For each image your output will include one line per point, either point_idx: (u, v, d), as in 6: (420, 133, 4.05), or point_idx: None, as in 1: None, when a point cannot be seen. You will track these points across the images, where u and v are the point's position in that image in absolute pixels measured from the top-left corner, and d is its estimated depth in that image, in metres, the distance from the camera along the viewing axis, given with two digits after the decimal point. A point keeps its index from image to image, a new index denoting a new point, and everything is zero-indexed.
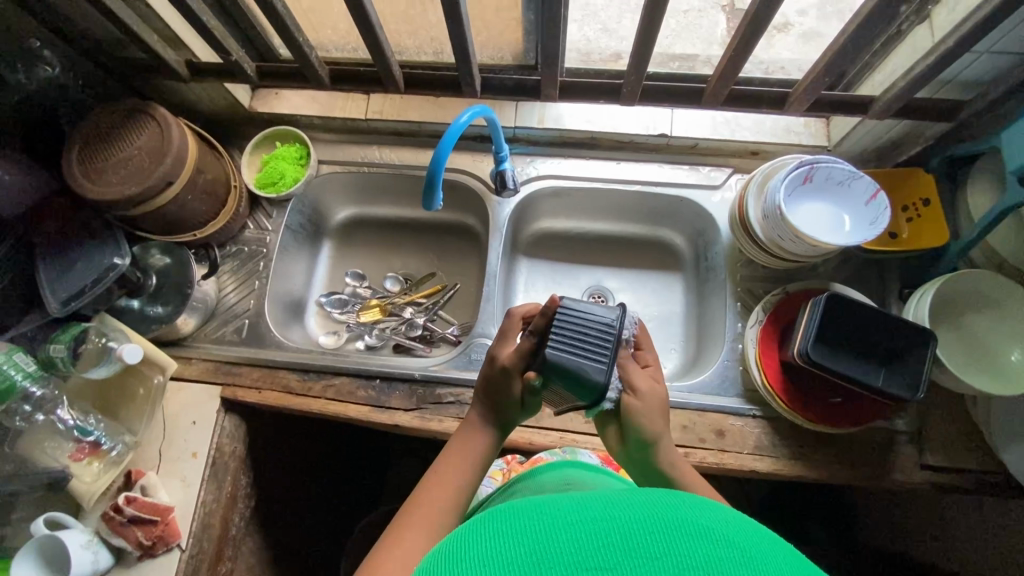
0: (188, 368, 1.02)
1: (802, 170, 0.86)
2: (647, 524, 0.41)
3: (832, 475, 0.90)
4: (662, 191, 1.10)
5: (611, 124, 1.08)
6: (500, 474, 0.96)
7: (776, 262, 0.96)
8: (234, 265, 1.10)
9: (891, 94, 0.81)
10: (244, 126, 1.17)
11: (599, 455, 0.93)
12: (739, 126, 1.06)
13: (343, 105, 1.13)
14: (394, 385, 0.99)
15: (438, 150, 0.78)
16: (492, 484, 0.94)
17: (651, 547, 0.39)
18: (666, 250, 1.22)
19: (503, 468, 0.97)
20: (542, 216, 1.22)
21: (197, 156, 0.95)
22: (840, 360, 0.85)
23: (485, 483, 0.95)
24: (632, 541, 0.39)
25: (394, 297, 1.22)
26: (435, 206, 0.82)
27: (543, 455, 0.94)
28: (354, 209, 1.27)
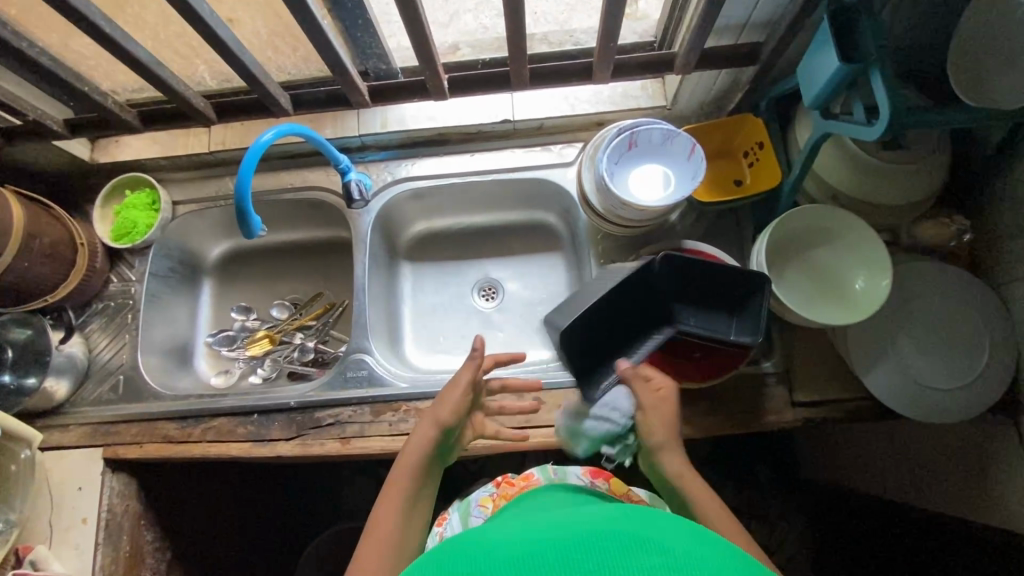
0: (67, 435, 1.01)
1: (624, 135, 0.87)
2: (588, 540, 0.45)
3: (708, 429, 0.92)
4: (518, 176, 1.10)
5: (455, 118, 1.07)
6: (490, 501, 0.93)
7: (624, 231, 0.96)
8: (103, 321, 1.08)
9: (685, 48, 0.81)
10: (92, 180, 1.14)
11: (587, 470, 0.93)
12: (578, 100, 1.05)
13: (185, 142, 1.10)
14: (273, 417, 0.98)
15: (239, 175, 0.77)
16: (481, 515, 0.91)
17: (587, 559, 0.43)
18: (544, 232, 1.23)
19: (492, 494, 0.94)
20: (415, 218, 1.22)
21: (27, 221, 0.93)
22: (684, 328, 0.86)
23: (476, 512, 0.92)
24: (571, 553, 0.44)
25: (283, 325, 1.21)
26: (255, 232, 0.81)
27: (533, 472, 0.93)
28: (229, 242, 1.25)
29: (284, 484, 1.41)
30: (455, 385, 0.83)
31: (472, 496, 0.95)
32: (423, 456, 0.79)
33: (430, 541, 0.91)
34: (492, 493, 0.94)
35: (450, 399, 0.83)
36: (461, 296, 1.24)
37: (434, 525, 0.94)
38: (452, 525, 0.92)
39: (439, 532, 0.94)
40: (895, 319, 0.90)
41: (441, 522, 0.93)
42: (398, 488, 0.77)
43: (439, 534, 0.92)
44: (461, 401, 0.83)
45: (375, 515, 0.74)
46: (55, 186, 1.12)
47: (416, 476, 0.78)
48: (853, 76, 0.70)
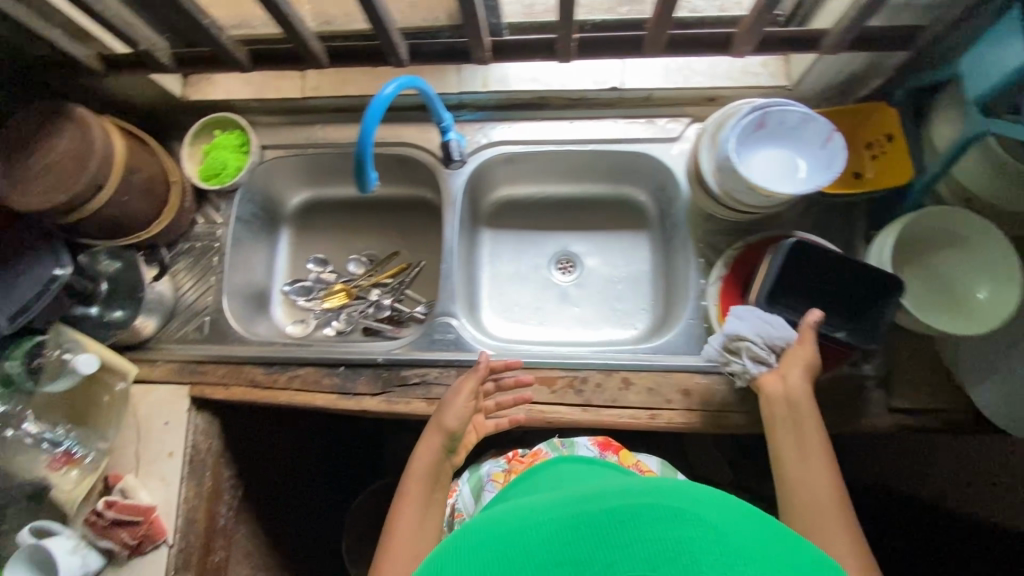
0: (154, 370, 1.02)
1: (755, 115, 0.82)
2: (624, 513, 0.41)
3: None
4: (618, 148, 1.05)
5: (560, 82, 1.03)
6: (501, 476, 0.96)
7: (733, 216, 0.93)
8: (188, 262, 1.08)
9: (843, 25, 0.76)
10: (180, 116, 1.11)
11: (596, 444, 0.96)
12: (693, 72, 1.00)
13: (278, 85, 1.07)
14: (359, 371, 0.99)
15: (363, 127, 0.74)
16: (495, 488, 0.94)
17: (625, 536, 0.39)
18: (631, 209, 1.19)
19: (504, 469, 0.97)
20: (500, 183, 1.19)
21: (129, 156, 0.91)
22: (815, 322, 0.81)
23: (490, 486, 0.95)
24: (605, 531, 0.40)
25: (359, 280, 1.21)
26: (370, 186, 0.79)
27: (543, 448, 0.96)
28: (309, 192, 1.24)
29: (340, 434, 1.44)
30: (460, 391, 0.85)
31: (485, 470, 0.99)
32: (432, 464, 0.83)
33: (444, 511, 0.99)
34: (503, 469, 0.96)
35: (456, 407, 0.85)
36: (538, 267, 1.22)
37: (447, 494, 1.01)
38: (464, 496, 0.97)
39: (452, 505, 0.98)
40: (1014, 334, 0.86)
41: (452, 493, 1.00)
42: (414, 501, 0.81)
43: (452, 503, 0.99)
44: (464, 407, 0.85)
45: (393, 529, 0.79)
46: (144, 120, 1.10)
47: (428, 487, 0.82)
48: None
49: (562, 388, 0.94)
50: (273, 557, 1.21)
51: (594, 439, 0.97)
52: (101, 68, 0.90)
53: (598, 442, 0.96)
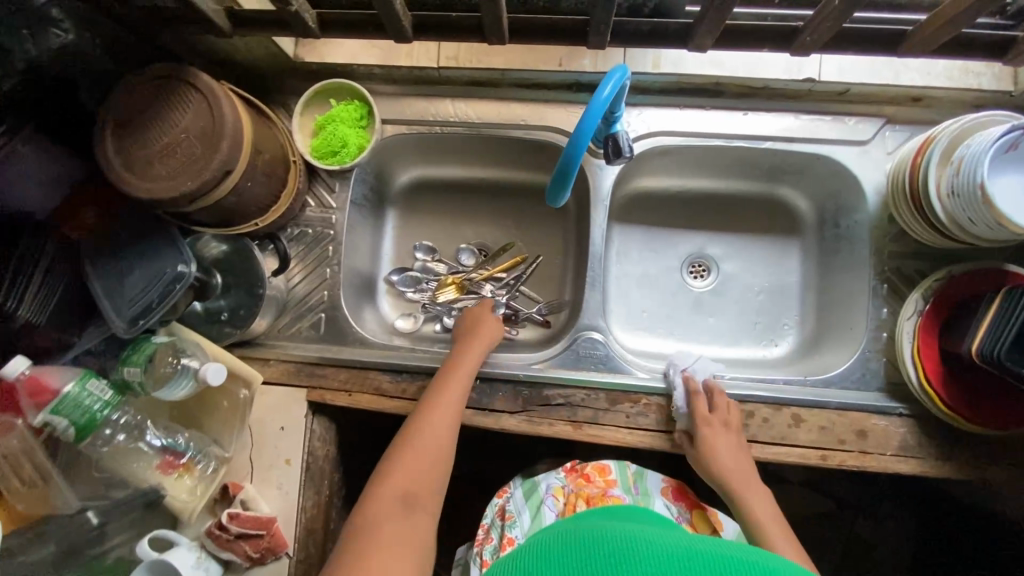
0: (267, 370, 0.93)
1: (1013, 135, 0.69)
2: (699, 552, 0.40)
3: (981, 477, 0.83)
4: (797, 148, 0.92)
5: (747, 67, 0.88)
6: (564, 495, 0.87)
7: (939, 242, 0.82)
8: (300, 251, 0.97)
9: None
10: (287, 79, 0.96)
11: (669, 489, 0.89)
12: (905, 66, 0.86)
13: (410, 50, 0.92)
14: (496, 387, 0.90)
15: (580, 130, 0.62)
16: (555, 508, 0.86)
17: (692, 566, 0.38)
18: (782, 212, 1.07)
19: (567, 487, 0.89)
20: (640, 175, 1.06)
21: (254, 134, 0.78)
22: None
23: (548, 504, 0.87)
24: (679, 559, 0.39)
25: (471, 272, 1.09)
26: (562, 199, 0.70)
27: (611, 468, 0.90)
28: (418, 170, 1.10)
29: None
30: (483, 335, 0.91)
31: (543, 487, 0.89)
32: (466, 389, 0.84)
33: (490, 509, 0.92)
34: (565, 487, 0.89)
35: (487, 336, 0.90)
36: (668, 270, 1.10)
37: (498, 493, 0.94)
38: (516, 501, 0.90)
39: (501, 505, 0.91)
40: None
41: (504, 492, 0.92)
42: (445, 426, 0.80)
43: (502, 504, 0.92)
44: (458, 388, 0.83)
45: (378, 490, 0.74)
46: (248, 82, 0.95)
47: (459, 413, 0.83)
48: None
49: None
50: None
51: (668, 482, 0.90)
52: (228, 28, 0.74)
53: (671, 487, 0.90)
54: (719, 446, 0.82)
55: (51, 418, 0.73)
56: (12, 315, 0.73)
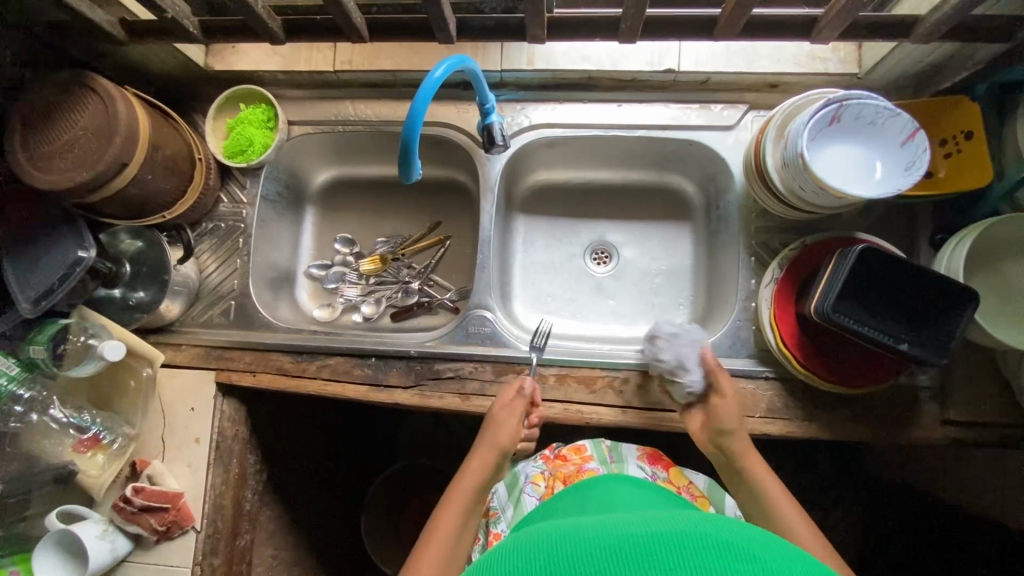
0: (179, 354, 0.99)
1: (831, 108, 0.75)
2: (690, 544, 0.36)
3: (846, 436, 0.87)
4: (669, 135, 0.99)
5: (611, 62, 0.96)
6: (542, 480, 0.88)
7: (790, 212, 0.88)
8: (213, 243, 1.04)
9: (939, 14, 0.68)
10: (202, 87, 1.05)
11: (646, 458, 0.91)
12: (757, 55, 0.93)
13: (308, 56, 1.00)
14: (391, 363, 0.96)
15: (411, 112, 0.69)
16: (535, 493, 0.86)
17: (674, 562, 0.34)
18: (674, 198, 1.12)
19: (544, 471, 0.90)
20: (537, 168, 1.12)
21: (152, 132, 0.86)
22: (875, 331, 0.75)
23: (526, 491, 0.88)
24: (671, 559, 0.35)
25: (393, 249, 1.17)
26: (414, 175, 0.74)
27: (587, 448, 0.91)
28: (334, 170, 1.17)
29: (361, 417, 1.42)
30: (504, 416, 0.84)
31: (521, 475, 0.91)
32: (473, 492, 0.79)
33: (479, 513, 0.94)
34: (541, 470, 0.90)
35: (505, 424, 0.83)
36: (572, 257, 1.16)
37: None
38: (499, 497, 0.91)
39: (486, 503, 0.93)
40: None
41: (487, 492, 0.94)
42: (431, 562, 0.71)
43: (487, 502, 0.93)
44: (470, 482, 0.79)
45: None
46: (166, 90, 1.04)
47: (462, 516, 0.76)
48: None
49: (602, 388, 0.91)
50: (297, 541, 1.20)
51: (643, 450, 0.92)
52: (124, 36, 0.83)
53: (645, 453, 0.92)
54: (730, 422, 0.82)
55: None
56: None
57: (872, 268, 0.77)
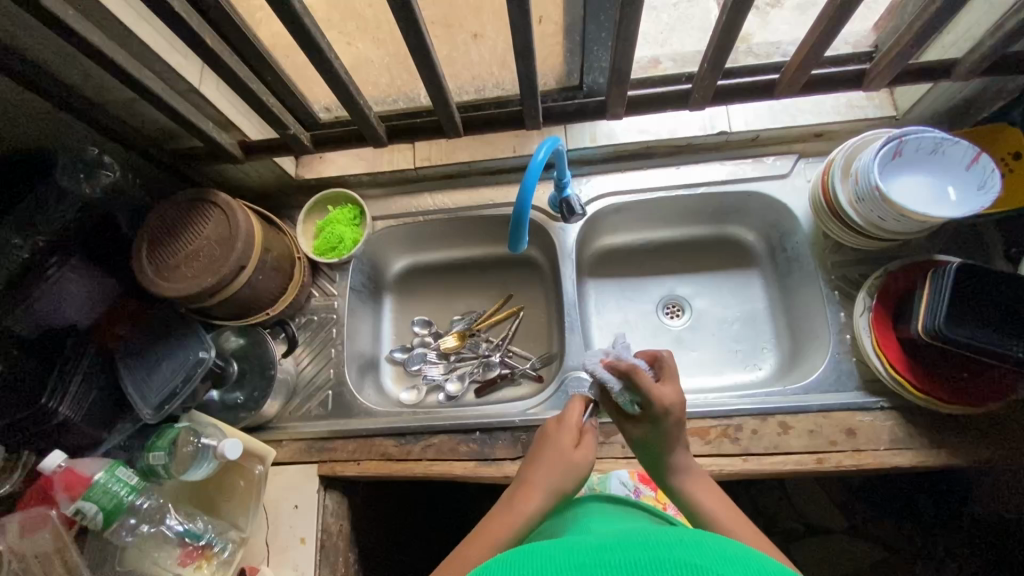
0: (281, 451, 0.99)
1: (892, 144, 0.82)
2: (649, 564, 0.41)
3: (979, 459, 0.84)
4: (728, 189, 1.06)
5: (667, 131, 1.05)
6: None
7: (867, 242, 0.92)
8: (307, 337, 1.07)
9: (978, 53, 0.77)
10: (291, 196, 1.14)
11: (634, 477, 0.89)
12: (800, 111, 1.01)
13: (389, 158, 1.11)
14: (496, 436, 0.96)
15: (522, 189, 0.76)
16: None
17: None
18: (736, 247, 1.18)
19: None
20: (602, 233, 1.18)
21: (263, 235, 0.93)
22: (1005, 343, 0.75)
23: None
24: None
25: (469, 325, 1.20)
26: (521, 245, 0.81)
27: None
28: (409, 258, 1.24)
29: None
30: (575, 454, 0.69)
31: None
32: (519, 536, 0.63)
33: None
34: None
35: (576, 461, 0.69)
36: (646, 314, 1.18)
37: None
38: None
39: None
40: None
41: None
42: None
43: None
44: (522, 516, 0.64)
45: None
46: (259, 202, 1.13)
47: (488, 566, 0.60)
48: None
49: (717, 437, 0.89)
50: None
51: (633, 470, 0.90)
52: (242, 155, 0.93)
53: (636, 472, 0.89)
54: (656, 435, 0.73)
55: (82, 504, 0.78)
56: (54, 412, 0.82)
57: (972, 282, 0.79)
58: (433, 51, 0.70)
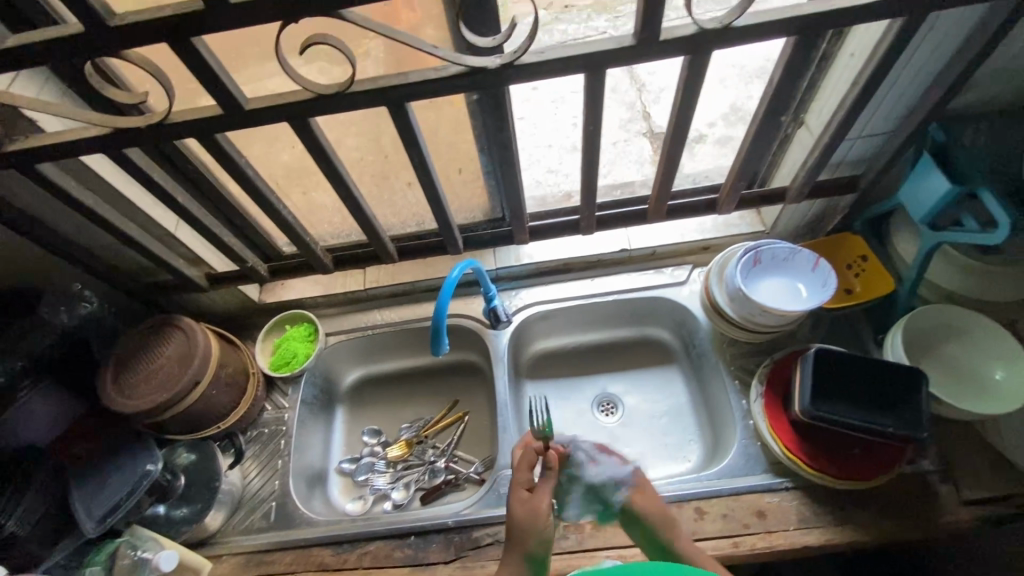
0: (219, 567, 1.01)
1: (749, 254, 1.00)
2: None
3: (879, 534, 0.90)
4: (638, 295, 1.22)
5: (579, 250, 1.25)
6: None
7: (751, 337, 1.06)
8: (256, 450, 1.13)
9: (797, 183, 0.97)
10: (254, 317, 1.28)
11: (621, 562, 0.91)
12: (686, 230, 1.23)
13: (344, 281, 1.28)
14: (430, 539, 0.99)
15: (437, 303, 0.90)
16: None
17: None
18: (658, 346, 1.30)
19: None
20: (536, 339, 1.31)
21: (220, 354, 1.04)
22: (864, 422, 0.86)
23: None
24: None
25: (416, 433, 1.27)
26: (442, 349, 0.92)
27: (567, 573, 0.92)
28: (362, 370, 1.34)
29: None
30: (538, 502, 0.76)
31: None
32: None
33: None
34: None
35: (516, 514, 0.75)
36: (582, 412, 1.26)
37: None
38: None
39: None
40: None
41: None
42: None
43: None
44: None
45: None
46: (224, 324, 1.26)
47: None
48: (961, 195, 0.83)
49: None
50: None
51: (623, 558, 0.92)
52: (206, 284, 1.07)
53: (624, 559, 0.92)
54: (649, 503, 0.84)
55: None
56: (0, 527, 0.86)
57: (833, 368, 0.90)
58: (360, 198, 0.88)
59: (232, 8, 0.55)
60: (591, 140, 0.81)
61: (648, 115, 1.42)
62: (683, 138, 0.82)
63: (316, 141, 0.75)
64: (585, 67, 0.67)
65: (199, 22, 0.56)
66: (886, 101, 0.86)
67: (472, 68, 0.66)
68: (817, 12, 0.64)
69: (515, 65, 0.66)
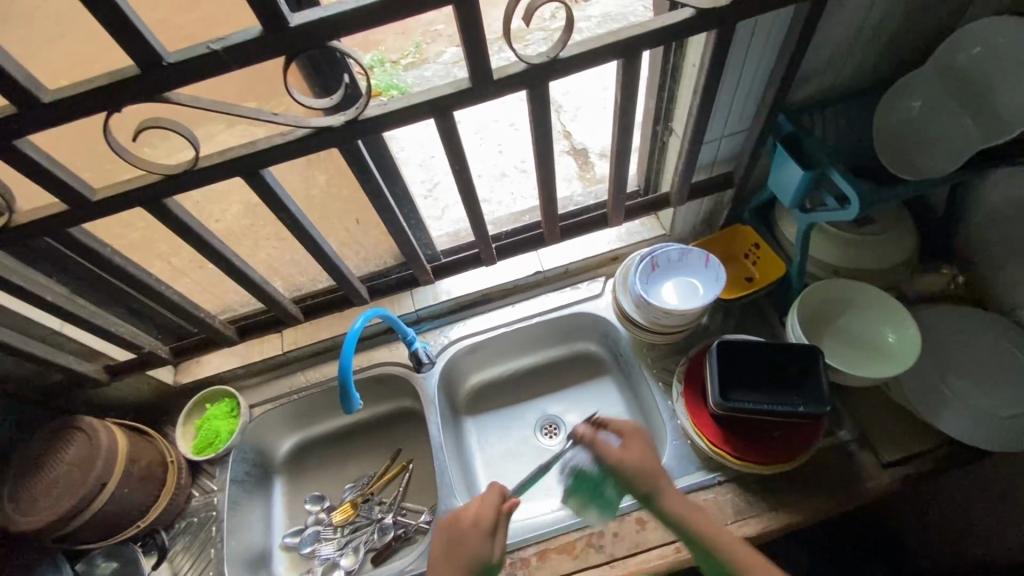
0: None
1: (646, 261, 1.03)
2: None
3: (807, 511, 0.92)
4: (558, 313, 1.24)
5: (495, 278, 1.26)
6: None
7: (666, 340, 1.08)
8: (186, 541, 1.08)
9: (677, 186, 1.02)
10: (173, 401, 1.22)
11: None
12: (594, 243, 1.26)
13: (261, 348, 1.24)
14: None
15: (342, 358, 0.89)
16: None
17: None
18: (588, 359, 1.31)
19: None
20: (469, 373, 1.29)
21: (130, 448, 0.99)
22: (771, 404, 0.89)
23: None
24: None
25: (360, 491, 1.20)
26: (356, 404, 0.91)
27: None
28: (296, 435, 1.28)
29: None
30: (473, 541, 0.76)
31: None
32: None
33: None
34: None
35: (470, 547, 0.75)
36: (525, 439, 1.24)
37: None
38: None
39: None
40: (938, 360, 0.98)
41: None
42: None
43: None
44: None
45: None
46: (141, 414, 1.21)
47: None
48: (815, 179, 0.90)
49: (583, 550, 0.94)
50: None
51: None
52: (107, 378, 1.03)
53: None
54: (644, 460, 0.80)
55: None
56: None
57: (734, 358, 0.95)
58: (246, 267, 0.87)
59: (46, 107, 0.56)
60: (463, 178, 0.84)
61: (569, 135, 1.46)
62: (551, 161, 0.86)
63: (181, 219, 0.74)
64: (430, 112, 0.70)
65: (18, 128, 0.57)
66: (735, 102, 0.92)
67: (319, 129, 0.68)
68: (628, 37, 0.70)
69: (361, 119, 0.68)
